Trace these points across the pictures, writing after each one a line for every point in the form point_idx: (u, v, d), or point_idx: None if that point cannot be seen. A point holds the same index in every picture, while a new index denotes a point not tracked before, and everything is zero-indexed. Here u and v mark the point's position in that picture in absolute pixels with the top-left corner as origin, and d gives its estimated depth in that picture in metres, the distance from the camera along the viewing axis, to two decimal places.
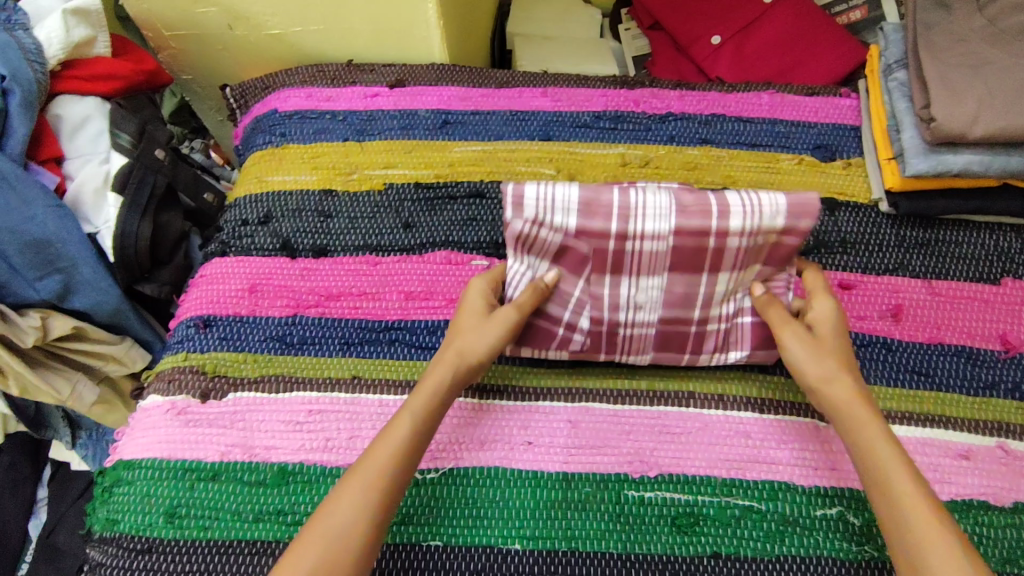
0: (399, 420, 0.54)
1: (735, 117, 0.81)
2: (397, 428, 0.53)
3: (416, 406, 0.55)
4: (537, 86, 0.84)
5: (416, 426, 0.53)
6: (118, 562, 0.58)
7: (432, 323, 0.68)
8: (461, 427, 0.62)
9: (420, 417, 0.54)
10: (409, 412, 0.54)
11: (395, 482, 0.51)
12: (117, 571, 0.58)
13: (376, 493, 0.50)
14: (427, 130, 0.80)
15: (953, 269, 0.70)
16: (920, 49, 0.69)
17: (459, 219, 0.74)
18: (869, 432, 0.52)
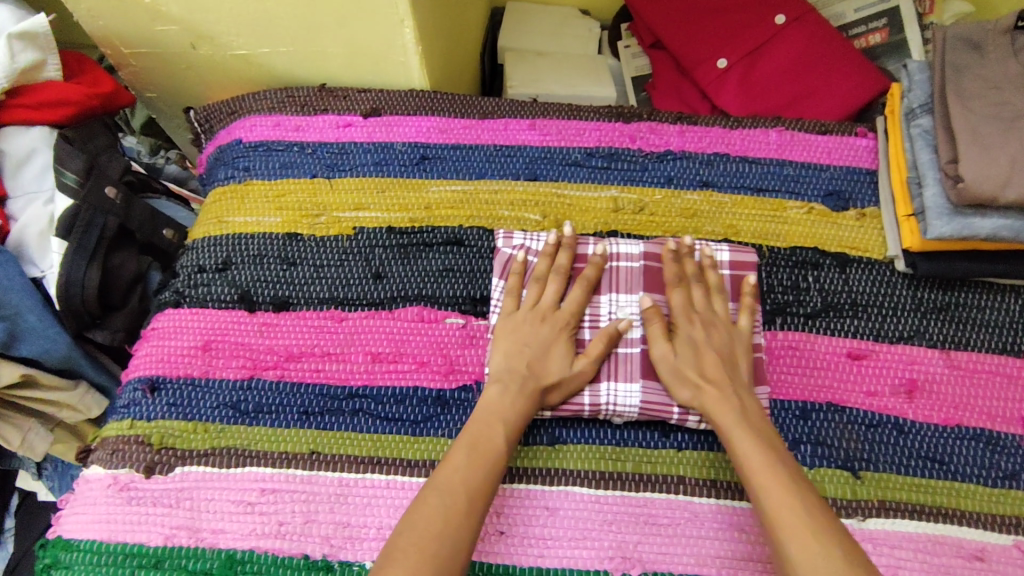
0: (489, 440, 0.55)
1: (740, 157, 0.74)
2: (488, 445, 0.54)
3: (507, 424, 0.56)
4: (525, 117, 0.77)
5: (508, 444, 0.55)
6: None
7: (401, 390, 0.62)
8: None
9: (510, 437, 0.56)
10: (501, 429, 0.56)
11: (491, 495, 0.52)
12: None
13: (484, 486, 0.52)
14: (404, 166, 0.74)
15: (974, 339, 0.64)
16: (948, 94, 0.62)
17: (435, 269, 0.68)
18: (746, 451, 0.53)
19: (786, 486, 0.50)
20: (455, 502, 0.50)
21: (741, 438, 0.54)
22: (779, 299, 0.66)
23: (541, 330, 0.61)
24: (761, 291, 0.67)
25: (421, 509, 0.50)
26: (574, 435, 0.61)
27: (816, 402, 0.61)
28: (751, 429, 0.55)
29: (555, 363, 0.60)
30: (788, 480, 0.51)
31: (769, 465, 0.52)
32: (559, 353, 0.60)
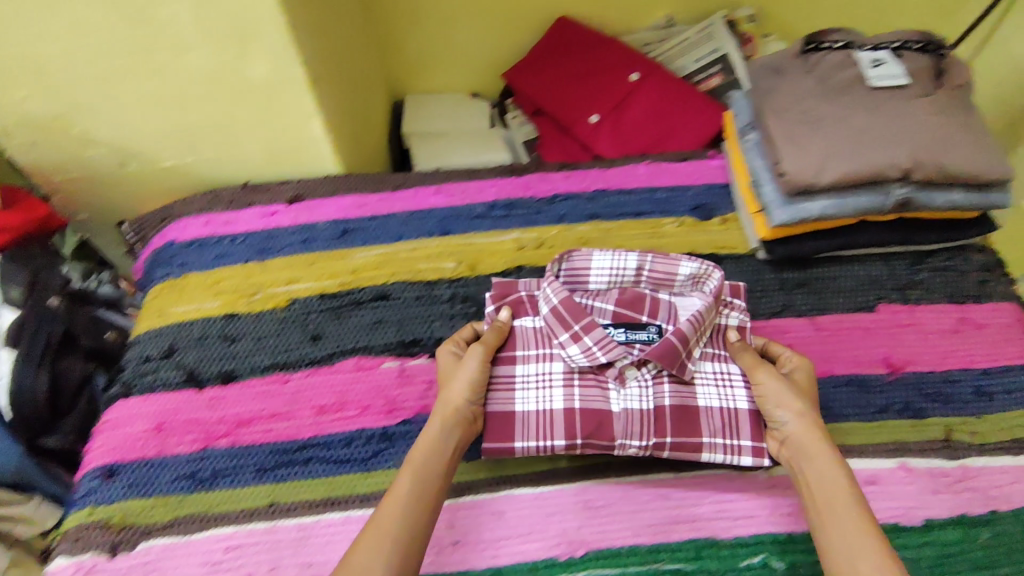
0: (400, 486, 0.56)
1: (618, 190, 0.86)
2: (399, 490, 0.56)
3: (418, 470, 0.58)
4: (431, 185, 0.88)
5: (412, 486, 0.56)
6: None
7: (348, 434, 0.68)
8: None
9: (413, 478, 0.57)
10: (407, 479, 0.57)
11: (411, 546, 0.53)
12: None
13: (402, 537, 0.53)
14: (328, 241, 0.82)
15: (834, 303, 0.76)
16: (765, 112, 0.77)
17: (367, 322, 0.76)
18: (833, 480, 0.56)
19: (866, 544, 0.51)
20: (381, 552, 0.51)
21: (829, 479, 0.56)
22: None
23: (471, 365, 0.64)
24: None
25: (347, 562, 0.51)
26: None
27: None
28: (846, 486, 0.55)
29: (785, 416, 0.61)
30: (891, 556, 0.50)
31: (841, 479, 0.56)
32: (465, 380, 0.64)
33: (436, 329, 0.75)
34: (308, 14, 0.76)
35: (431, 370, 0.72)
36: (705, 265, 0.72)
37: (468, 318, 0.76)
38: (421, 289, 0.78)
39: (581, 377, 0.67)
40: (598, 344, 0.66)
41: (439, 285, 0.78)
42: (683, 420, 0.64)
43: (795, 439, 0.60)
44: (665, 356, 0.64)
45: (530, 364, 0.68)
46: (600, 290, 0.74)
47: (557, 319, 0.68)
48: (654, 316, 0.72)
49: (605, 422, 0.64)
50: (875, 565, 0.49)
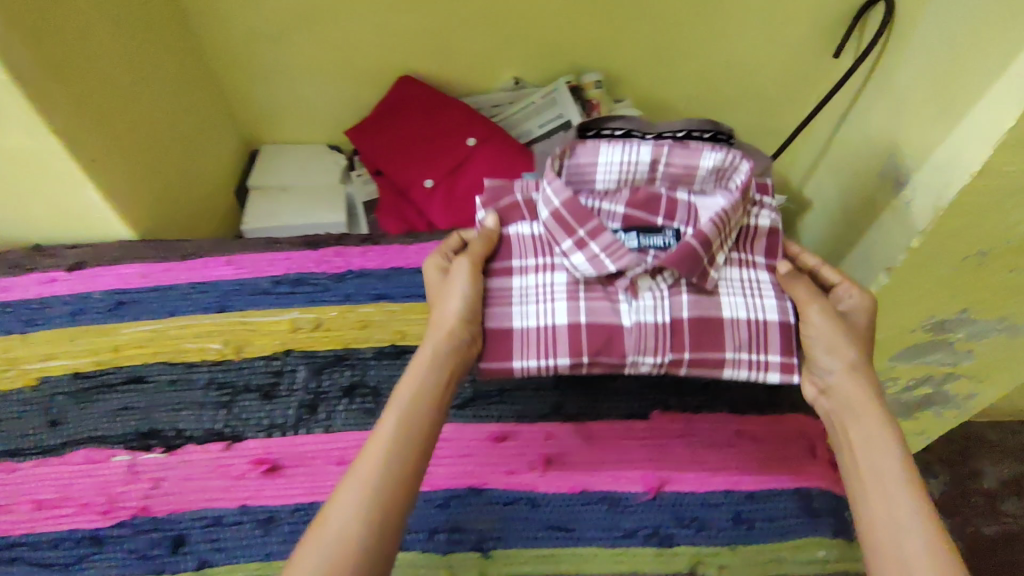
0: (382, 431, 0.57)
1: (414, 269, 0.83)
2: (379, 436, 0.57)
3: (402, 412, 0.58)
4: (224, 255, 0.84)
5: (395, 428, 0.57)
6: None
7: (56, 535, 0.64)
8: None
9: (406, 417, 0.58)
10: (392, 417, 0.58)
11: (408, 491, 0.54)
12: None
13: (388, 486, 0.54)
14: (98, 313, 0.79)
15: (606, 408, 0.71)
16: None
17: (112, 409, 0.72)
18: (879, 445, 0.56)
19: (907, 512, 0.52)
20: (353, 503, 0.52)
21: (877, 439, 0.56)
22: None
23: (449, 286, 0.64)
24: None
25: (328, 513, 0.52)
26: (224, 556, 0.63)
27: (442, 488, 0.66)
28: (885, 446, 0.56)
29: (831, 361, 0.61)
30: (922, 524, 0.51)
31: (886, 442, 0.56)
32: (457, 295, 0.63)
33: (180, 420, 0.71)
34: (77, 89, 0.73)
35: (161, 467, 0.68)
36: (730, 157, 0.65)
37: (218, 406, 0.72)
38: (178, 373, 0.74)
39: (586, 289, 0.64)
40: (604, 251, 0.63)
41: (198, 369, 0.75)
42: (699, 330, 0.62)
43: (843, 387, 0.60)
44: (685, 264, 0.61)
45: (528, 276, 0.66)
46: (608, 191, 0.68)
47: (558, 226, 0.65)
48: (671, 218, 0.66)
49: (616, 336, 0.61)
50: (907, 529, 0.51)
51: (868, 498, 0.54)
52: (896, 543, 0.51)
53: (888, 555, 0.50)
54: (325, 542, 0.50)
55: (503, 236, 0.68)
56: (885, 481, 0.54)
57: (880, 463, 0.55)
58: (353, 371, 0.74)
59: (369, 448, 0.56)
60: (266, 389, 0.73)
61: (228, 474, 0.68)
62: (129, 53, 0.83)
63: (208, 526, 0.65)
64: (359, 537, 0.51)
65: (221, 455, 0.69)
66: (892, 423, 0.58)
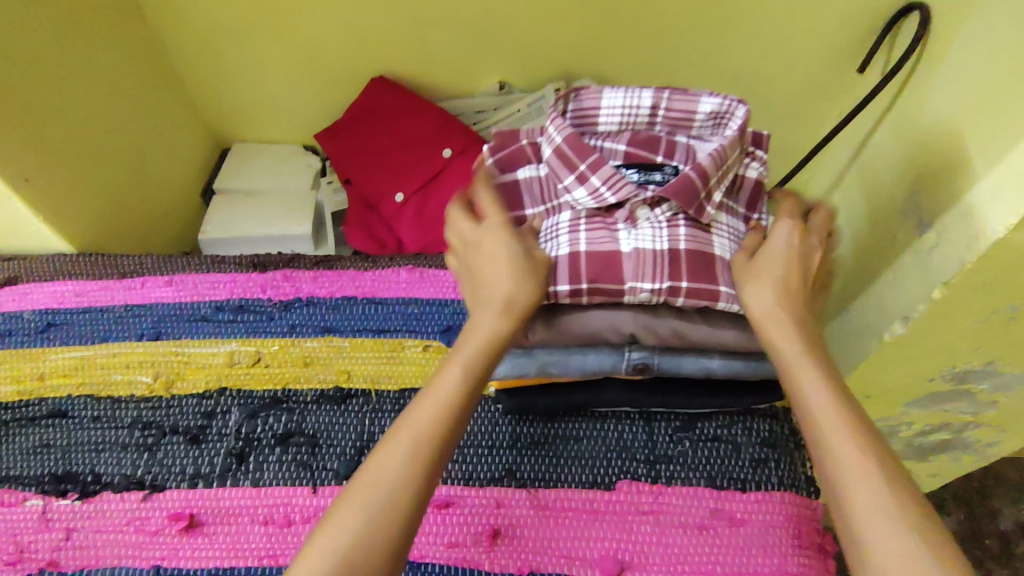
0: (443, 383, 0.51)
1: (368, 300, 0.75)
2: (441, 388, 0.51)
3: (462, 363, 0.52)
4: (165, 274, 0.78)
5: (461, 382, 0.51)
6: None
7: None
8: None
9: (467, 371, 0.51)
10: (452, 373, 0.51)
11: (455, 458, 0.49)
12: None
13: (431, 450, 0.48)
14: (27, 336, 0.73)
15: (566, 474, 0.64)
16: None
17: (30, 447, 0.66)
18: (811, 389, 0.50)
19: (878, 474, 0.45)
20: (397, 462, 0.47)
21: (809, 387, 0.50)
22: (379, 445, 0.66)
23: (501, 240, 0.56)
24: (361, 441, 0.66)
25: (376, 467, 0.47)
26: None
27: None
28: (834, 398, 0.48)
29: (758, 294, 0.54)
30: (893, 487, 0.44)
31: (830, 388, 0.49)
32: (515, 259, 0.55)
33: (99, 463, 0.65)
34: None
35: (74, 516, 0.62)
36: (729, 101, 0.60)
37: (141, 450, 0.66)
38: (103, 409, 0.68)
39: (588, 222, 0.58)
40: (605, 183, 0.57)
41: (125, 405, 0.69)
42: (699, 264, 0.56)
43: (766, 326, 0.53)
44: (683, 193, 0.56)
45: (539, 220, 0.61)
46: (609, 133, 0.63)
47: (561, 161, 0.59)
48: (671, 157, 0.61)
49: (614, 261, 0.55)
50: (886, 494, 0.44)
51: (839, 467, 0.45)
52: (876, 515, 0.43)
53: (875, 544, 0.42)
54: (371, 503, 0.45)
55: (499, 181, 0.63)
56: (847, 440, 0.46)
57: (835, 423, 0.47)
58: (290, 416, 0.67)
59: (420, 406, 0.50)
60: (195, 432, 0.67)
61: (144, 529, 0.62)
62: (70, 50, 0.76)
63: None
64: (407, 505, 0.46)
65: (138, 507, 0.63)
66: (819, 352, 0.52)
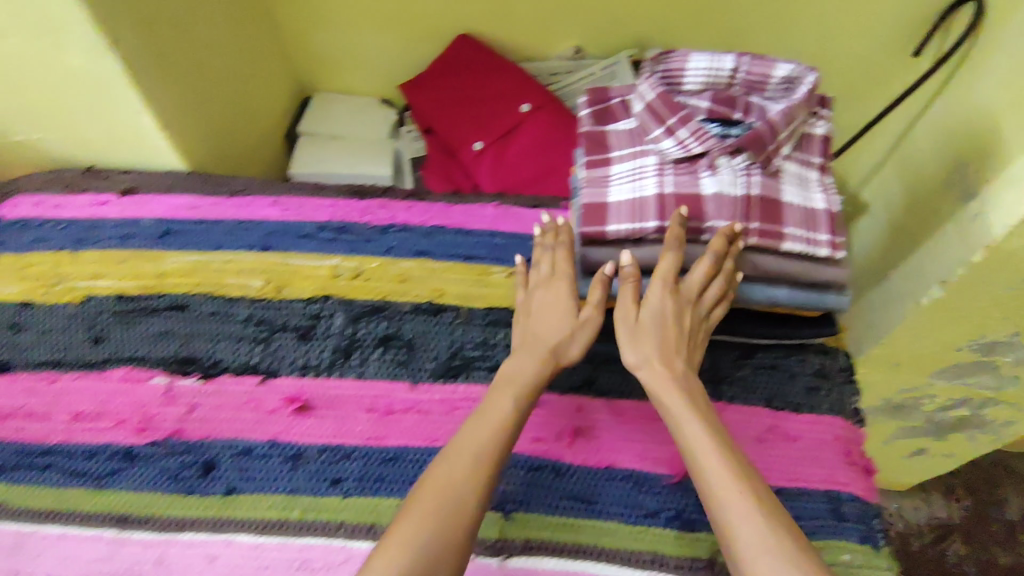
0: (495, 408, 0.61)
1: (456, 230, 0.82)
2: (496, 409, 0.60)
3: (516, 392, 0.62)
4: (270, 196, 0.85)
5: (516, 407, 0.61)
6: None
7: (92, 446, 0.66)
8: (59, 559, 0.61)
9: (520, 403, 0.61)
10: (507, 401, 0.61)
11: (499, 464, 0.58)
12: None
13: (487, 455, 0.57)
14: (146, 240, 0.80)
15: (638, 386, 0.71)
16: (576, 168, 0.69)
17: (153, 333, 0.73)
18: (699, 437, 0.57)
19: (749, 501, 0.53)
20: (458, 470, 0.56)
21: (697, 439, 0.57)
22: (470, 352, 0.73)
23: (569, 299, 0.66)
24: (453, 349, 0.73)
25: (432, 478, 0.56)
26: (250, 486, 0.64)
27: None
28: (706, 439, 0.57)
29: (634, 353, 0.63)
30: (756, 503, 0.53)
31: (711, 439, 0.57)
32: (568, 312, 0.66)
33: (218, 350, 0.72)
34: (139, 12, 0.73)
35: (196, 393, 0.69)
36: (799, 68, 0.66)
37: (255, 342, 0.73)
38: (218, 306, 0.75)
39: (675, 169, 0.64)
40: (693, 134, 0.63)
41: (238, 304, 0.76)
42: (770, 209, 0.62)
43: (649, 379, 0.62)
44: (756, 142, 0.62)
45: (623, 163, 0.66)
46: (693, 92, 0.68)
47: (652, 113, 0.65)
48: (748, 115, 0.66)
49: (700, 201, 0.62)
50: (757, 526, 0.52)
51: (715, 498, 0.54)
52: (746, 538, 0.51)
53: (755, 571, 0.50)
54: (433, 515, 0.53)
55: (589, 132, 0.69)
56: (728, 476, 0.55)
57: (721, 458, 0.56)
58: (389, 323, 0.74)
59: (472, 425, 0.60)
60: (301, 331, 0.74)
61: (261, 408, 0.68)
62: None
63: (237, 455, 0.66)
64: (464, 509, 0.54)
65: (254, 389, 0.70)
66: (701, 406, 0.60)
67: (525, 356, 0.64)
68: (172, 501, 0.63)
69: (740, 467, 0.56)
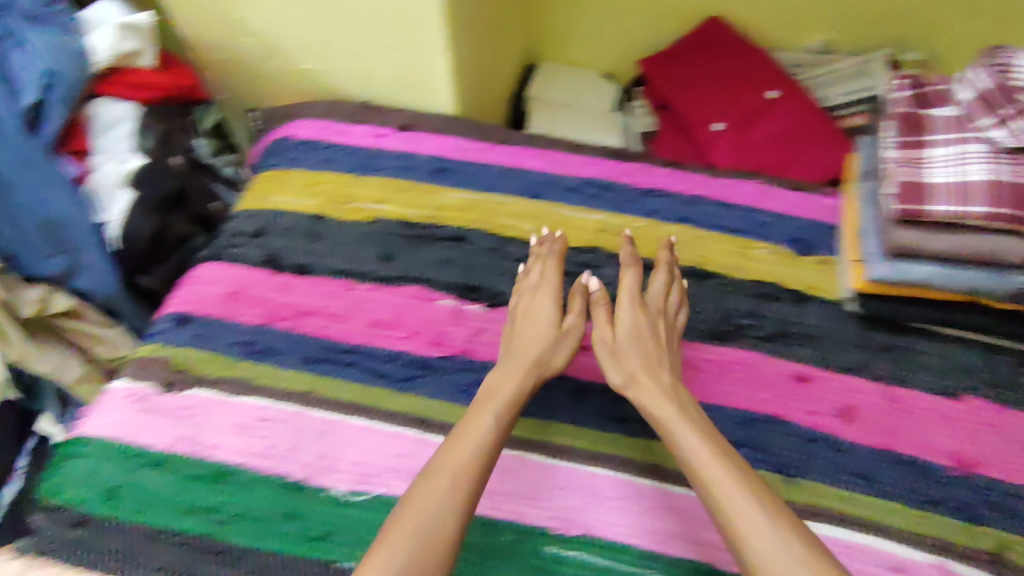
0: (479, 423, 0.59)
1: (718, 203, 0.83)
2: (477, 427, 0.59)
3: (496, 409, 0.61)
4: (535, 147, 0.88)
5: (495, 424, 0.60)
6: (64, 533, 0.62)
7: (391, 352, 0.71)
8: (367, 449, 0.65)
9: (499, 420, 0.60)
10: (486, 415, 0.60)
11: (475, 486, 0.56)
12: (64, 541, 0.61)
13: (466, 476, 0.56)
14: (424, 173, 0.85)
15: (913, 377, 0.71)
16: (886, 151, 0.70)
17: (437, 258, 0.78)
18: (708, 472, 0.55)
19: (753, 505, 0.52)
20: (441, 488, 0.55)
21: (714, 475, 0.55)
22: (740, 319, 0.74)
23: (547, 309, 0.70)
24: (722, 315, 0.75)
25: (414, 496, 0.54)
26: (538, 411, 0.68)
27: (743, 409, 0.68)
28: (722, 476, 0.54)
29: (617, 370, 0.66)
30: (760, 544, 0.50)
31: (722, 471, 0.55)
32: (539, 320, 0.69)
33: (499, 283, 0.77)
34: None
35: (481, 319, 0.74)
36: None
37: None
38: (496, 243, 0.79)
39: (1007, 158, 0.63)
40: None
41: (514, 244, 0.80)
42: None
43: (636, 396, 0.63)
44: None
45: (942, 148, 0.66)
46: None
47: (981, 101, 0.65)
48: None
49: None
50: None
51: (741, 535, 0.51)
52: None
53: None
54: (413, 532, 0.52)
55: (905, 118, 0.71)
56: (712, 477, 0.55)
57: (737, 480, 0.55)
58: None
59: (456, 446, 0.58)
60: (576, 277, 0.77)
61: None
62: None
63: None
64: (451, 534, 0.53)
65: None
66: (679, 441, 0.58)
67: (504, 373, 0.64)
68: (467, 414, 0.67)
69: (768, 506, 0.52)
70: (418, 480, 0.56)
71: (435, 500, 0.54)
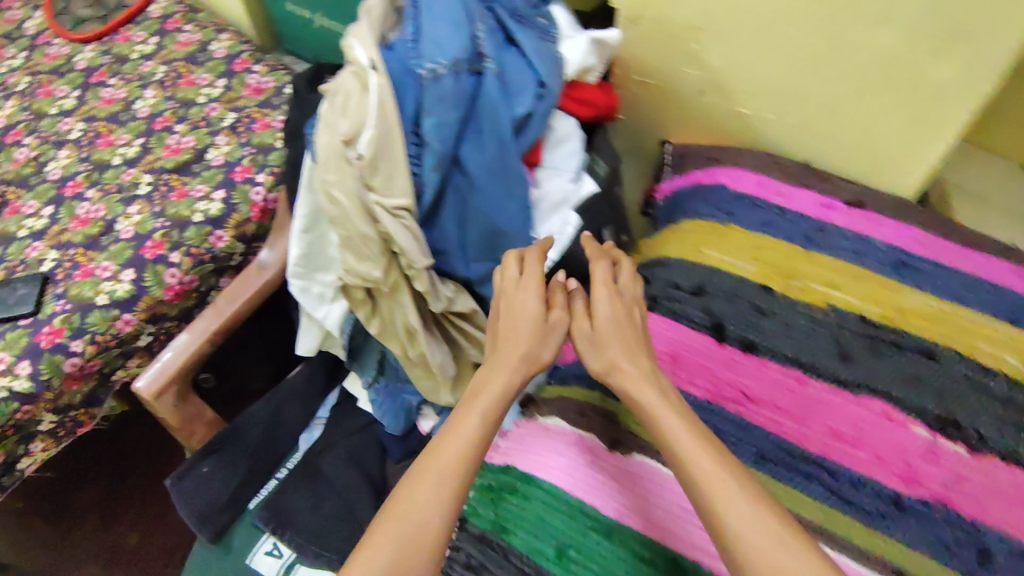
0: (467, 423, 0.60)
1: None
2: (465, 430, 0.60)
3: (483, 407, 0.61)
4: (1015, 262, 0.75)
5: (481, 426, 0.60)
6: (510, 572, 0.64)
7: (857, 475, 0.64)
8: None
9: (485, 419, 0.61)
10: (474, 416, 0.61)
11: (460, 485, 0.56)
12: None
13: (451, 478, 0.56)
14: (881, 264, 0.75)
15: None
16: None
17: (901, 373, 0.68)
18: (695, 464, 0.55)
19: (736, 484, 0.52)
20: (425, 490, 0.55)
21: (717, 481, 0.53)
22: None
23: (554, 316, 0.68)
24: None
25: (407, 490, 0.56)
26: None
27: None
28: (732, 479, 0.53)
29: (599, 358, 0.66)
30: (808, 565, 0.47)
31: (711, 475, 0.53)
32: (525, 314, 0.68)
33: (981, 422, 0.64)
34: None
35: (964, 464, 0.62)
36: None
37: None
38: (976, 372, 0.67)
39: None
40: None
41: (998, 380, 0.66)
42: None
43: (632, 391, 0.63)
44: None
45: None
46: None
47: None
48: None
49: None
50: None
51: (727, 520, 0.51)
52: None
53: None
54: (398, 530, 0.53)
55: None
56: (682, 445, 0.56)
57: (687, 457, 0.55)
58: None
59: (443, 439, 0.59)
60: None
61: None
62: None
63: None
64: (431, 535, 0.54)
65: None
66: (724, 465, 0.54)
67: (495, 369, 0.65)
68: None
69: (750, 509, 0.51)
70: (405, 477, 0.58)
71: (420, 501, 0.55)
